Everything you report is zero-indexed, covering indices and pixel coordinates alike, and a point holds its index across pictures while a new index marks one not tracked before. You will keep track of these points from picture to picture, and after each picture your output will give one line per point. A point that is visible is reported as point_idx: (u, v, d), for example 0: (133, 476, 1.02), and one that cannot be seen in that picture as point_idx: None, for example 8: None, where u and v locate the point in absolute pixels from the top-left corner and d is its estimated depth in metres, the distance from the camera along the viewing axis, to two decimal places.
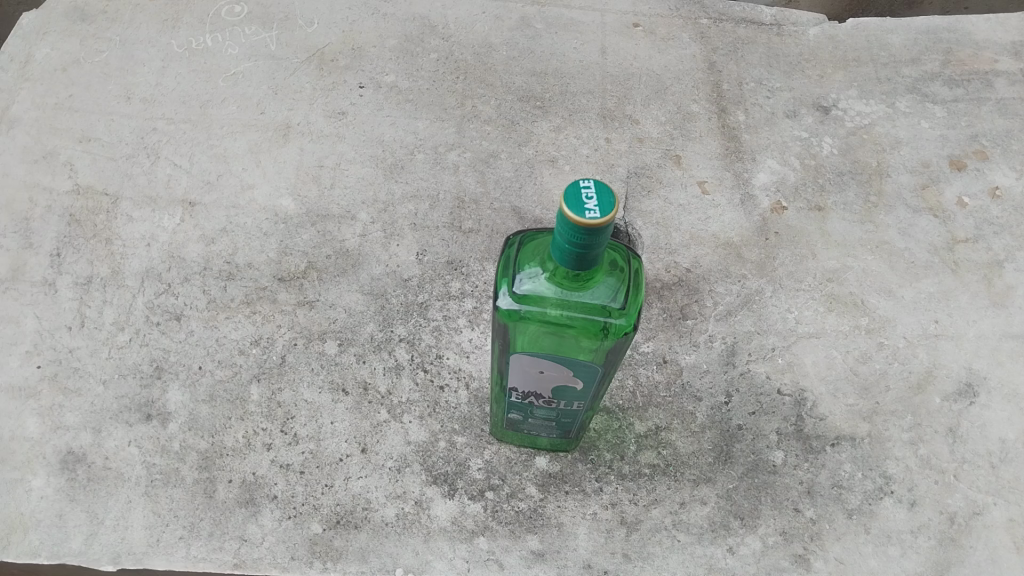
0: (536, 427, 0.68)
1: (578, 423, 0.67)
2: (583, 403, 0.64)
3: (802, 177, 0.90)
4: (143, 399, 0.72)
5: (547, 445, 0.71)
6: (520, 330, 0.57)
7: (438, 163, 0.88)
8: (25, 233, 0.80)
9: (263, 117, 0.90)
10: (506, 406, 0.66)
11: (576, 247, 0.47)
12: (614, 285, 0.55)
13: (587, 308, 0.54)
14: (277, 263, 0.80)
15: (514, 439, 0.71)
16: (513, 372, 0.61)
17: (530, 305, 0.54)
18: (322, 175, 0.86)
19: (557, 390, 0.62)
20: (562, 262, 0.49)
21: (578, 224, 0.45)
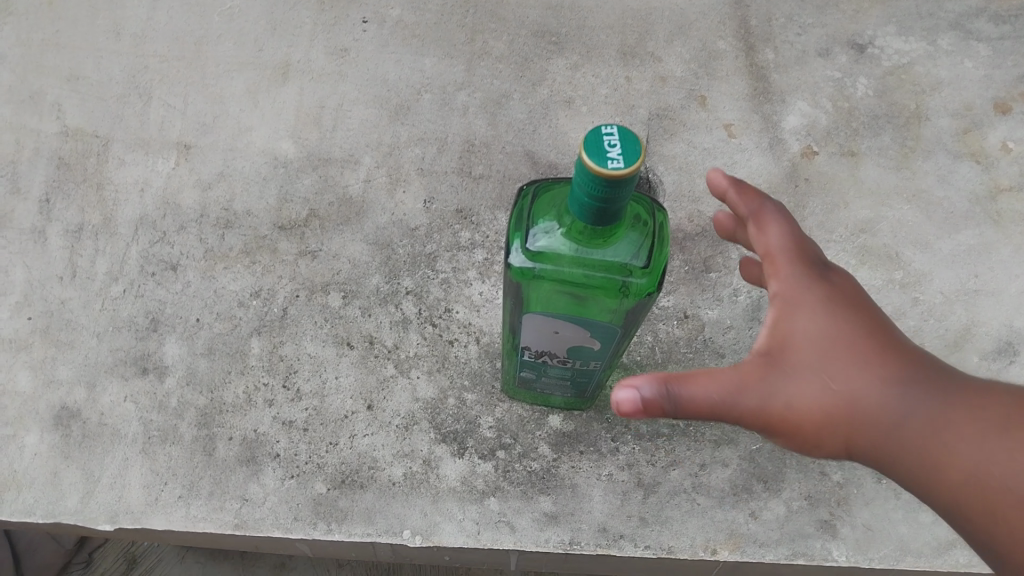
0: (549, 386, 0.65)
1: (594, 384, 0.64)
2: (599, 362, 0.60)
3: (834, 120, 0.85)
4: (139, 353, 0.69)
5: (560, 405, 0.68)
6: (534, 288, 0.54)
7: (446, 104, 0.83)
8: (13, 177, 0.77)
9: (261, 54, 0.85)
10: (518, 364, 0.63)
11: (597, 201, 0.43)
12: (638, 241, 0.51)
13: (607, 265, 0.51)
14: (276, 211, 0.76)
15: (526, 398, 0.68)
16: (526, 330, 0.58)
17: (545, 263, 0.51)
18: (324, 116, 0.82)
19: (573, 350, 0.59)
20: (580, 215, 0.46)
21: (599, 174, 0.42)
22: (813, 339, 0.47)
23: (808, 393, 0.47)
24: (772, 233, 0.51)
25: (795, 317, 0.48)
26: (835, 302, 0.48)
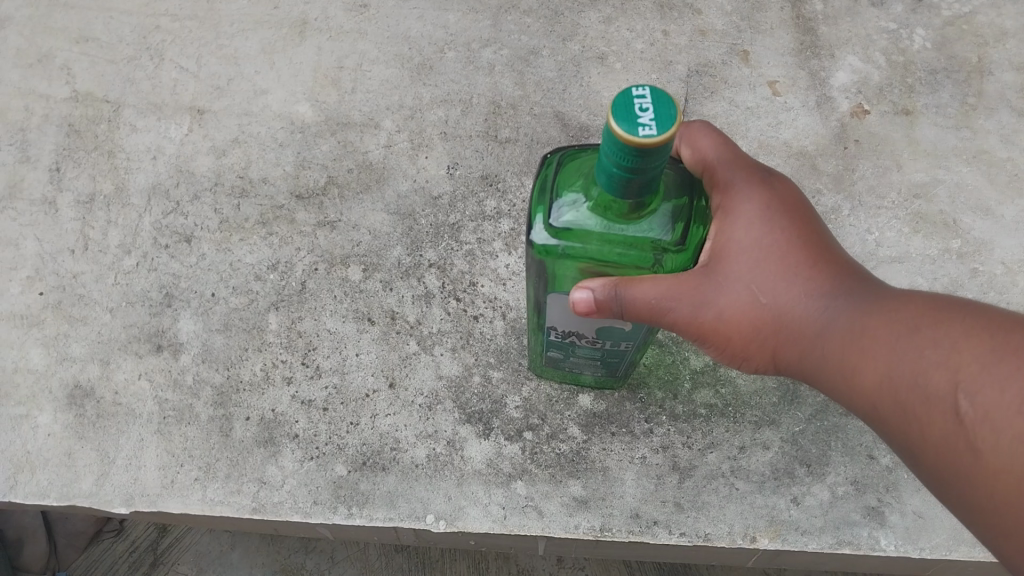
0: (578, 367, 0.62)
1: (625, 365, 0.61)
2: (631, 343, 0.57)
3: (887, 76, 0.79)
4: (153, 329, 0.68)
5: (591, 386, 0.65)
6: (561, 266, 0.51)
7: (471, 62, 0.79)
8: (23, 146, 0.74)
9: (276, 12, 0.81)
10: (545, 345, 0.60)
11: (627, 172, 0.40)
12: (669, 212, 0.48)
13: (638, 239, 0.48)
14: (294, 178, 0.73)
15: (554, 379, 0.65)
16: (554, 309, 0.55)
17: (570, 239, 0.48)
18: (342, 78, 0.78)
19: (603, 330, 0.55)
20: (608, 188, 0.42)
21: (629, 142, 0.38)
22: (749, 250, 0.52)
23: (740, 301, 0.52)
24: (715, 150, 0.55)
25: (731, 230, 0.52)
26: (770, 216, 0.52)
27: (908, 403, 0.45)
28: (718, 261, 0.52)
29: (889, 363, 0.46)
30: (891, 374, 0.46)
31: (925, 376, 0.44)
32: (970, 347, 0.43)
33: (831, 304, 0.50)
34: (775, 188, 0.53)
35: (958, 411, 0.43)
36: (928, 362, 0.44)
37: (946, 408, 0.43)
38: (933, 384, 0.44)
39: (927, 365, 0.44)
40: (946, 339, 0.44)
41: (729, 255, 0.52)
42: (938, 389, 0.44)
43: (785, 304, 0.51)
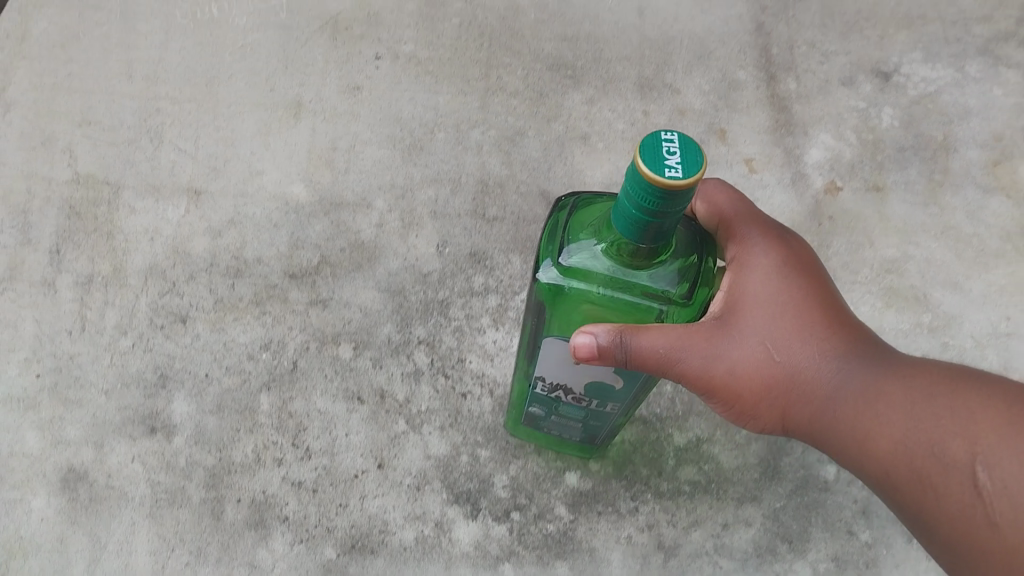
0: (560, 429, 0.64)
1: (610, 430, 0.63)
2: (617, 405, 0.59)
3: (859, 154, 0.82)
4: (147, 411, 0.69)
5: (569, 449, 0.67)
6: (562, 305, 0.51)
7: (460, 143, 0.82)
8: (23, 228, 0.76)
9: (273, 94, 0.84)
10: (529, 399, 0.61)
11: (650, 213, 0.40)
12: (679, 264, 0.48)
13: (644, 287, 0.48)
14: (287, 258, 0.75)
15: (530, 436, 0.67)
16: (546, 357, 0.55)
17: (576, 279, 0.49)
18: (336, 159, 0.80)
19: (591, 389, 0.57)
20: (627, 228, 0.43)
21: (659, 176, 0.38)
22: (763, 304, 0.55)
23: (754, 356, 0.54)
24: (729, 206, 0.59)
25: (747, 286, 0.55)
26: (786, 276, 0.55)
27: (923, 466, 0.49)
28: (732, 314, 0.55)
29: (907, 426, 0.50)
30: (908, 438, 0.50)
31: (943, 440, 0.49)
32: (985, 417, 0.48)
33: (842, 363, 0.54)
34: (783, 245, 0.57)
35: (976, 482, 0.47)
36: (949, 428, 0.49)
37: (964, 476, 0.47)
38: (950, 448, 0.48)
39: (944, 430, 0.49)
40: (962, 409, 0.49)
41: (744, 311, 0.55)
42: (956, 457, 0.48)
43: (797, 362, 0.54)
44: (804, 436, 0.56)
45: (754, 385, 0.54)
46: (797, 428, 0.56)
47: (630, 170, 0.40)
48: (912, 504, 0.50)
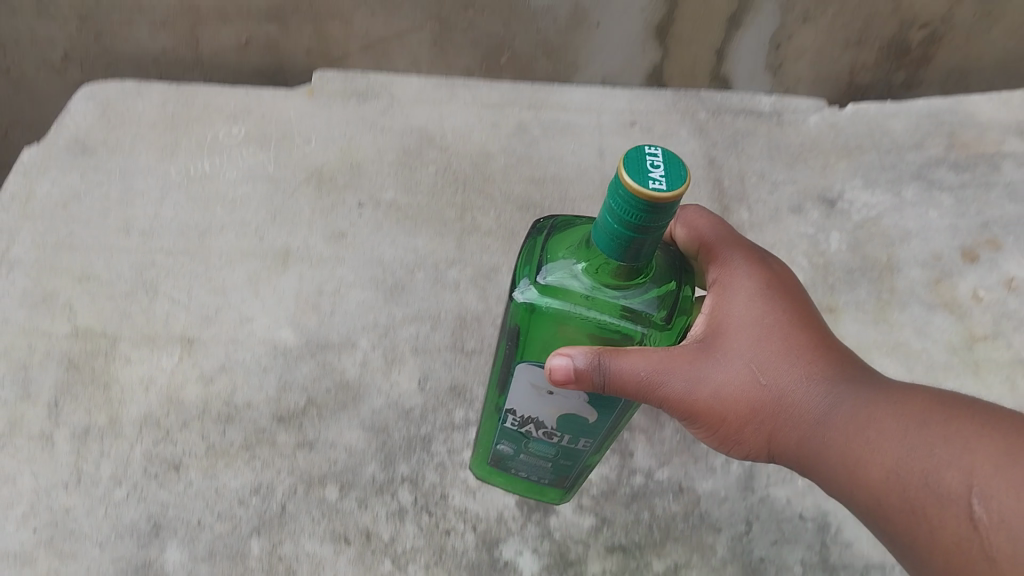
0: (528, 470, 0.70)
1: (577, 470, 0.68)
2: (587, 441, 0.63)
3: (811, 278, 0.88)
4: (140, 561, 0.71)
5: (540, 492, 0.74)
6: (538, 324, 0.55)
7: (438, 281, 0.88)
8: (24, 383, 0.79)
9: (262, 244, 0.89)
10: (498, 437, 0.66)
11: (636, 224, 0.44)
12: (655, 286, 0.53)
13: (622, 306, 0.52)
14: (276, 401, 0.79)
15: (502, 480, 0.74)
16: (517, 385, 0.59)
17: (556, 295, 0.52)
18: (321, 302, 0.85)
19: (561, 421, 0.61)
20: (612, 242, 0.46)
21: (640, 193, 0.42)
22: (746, 331, 0.61)
23: (740, 379, 0.59)
24: (718, 237, 0.66)
25: (733, 314, 0.62)
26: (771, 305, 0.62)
27: (906, 491, 0.52)
28: (716, 340, 0.60)
29: (887, 451, 0.54)
30: (888, 463, 0.53)
31: (924, 464, 0.52)
32: (978, 446, 0.50)
33: (823, 388, 0.59)
34: (763, 276, 0.64)
35: (972, 515, 0.48)
36: (928, 451, 0.52)
37: (957, 504, 0.49)
38: (934, 475, 0.51)
39: (925, 454, 0.52)
40: (959, 438, 0.51)
41: (731, 338, 0.60)
42: (951, 488, 0.50)
43: (785, 386, 0.59)
44: (791, 459, 0.61)
45: (738, 407, 0.59)
46: (784, 450, 0.60)
47: (615, 184, 0.44)
48: (895, 528, 0.53)
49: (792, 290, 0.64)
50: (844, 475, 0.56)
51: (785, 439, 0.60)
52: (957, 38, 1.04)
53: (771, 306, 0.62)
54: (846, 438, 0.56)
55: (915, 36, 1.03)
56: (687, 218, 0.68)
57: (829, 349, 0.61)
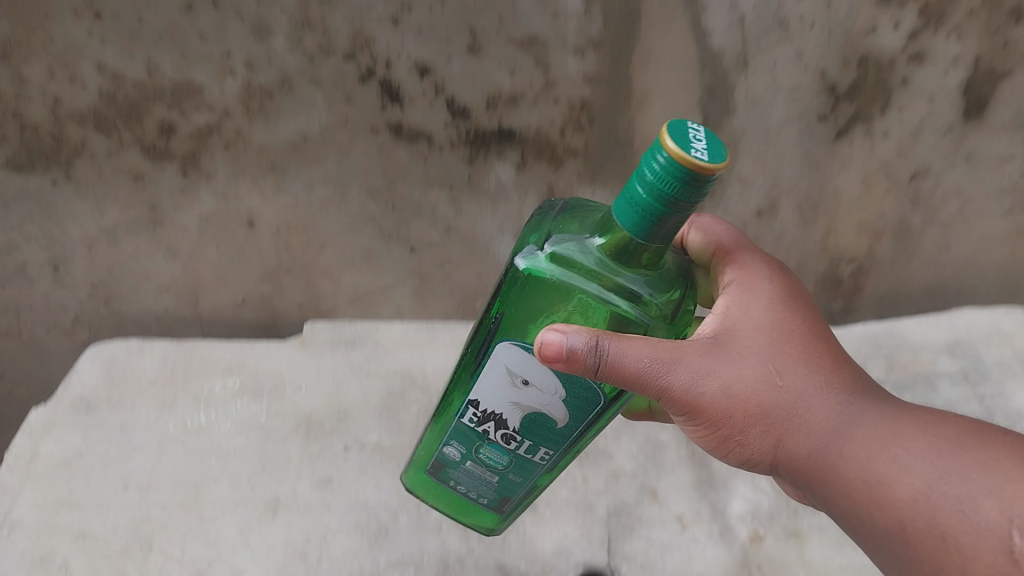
0: (471, 481, 0.81)
1: (523, 485, 0.80)
2: (546, 451, 0.74)
3: (774, 502, 0.98)
4: None
5: (473, 510, 0.87)
6: (534, 296, 0.64)
7: (421, 522, 0.93)
8: None
9: (253, 493, 0.94)
10: (449, 437, 0.77)
11: (678, 196, 0.53)
12: (651, 275, 0.63)
13: (623, 285, 0.62)
14: None
15: (434, 489, 0.88)
16: (493, 369, 0.68)
17: (564, 266, 0.61)
18: (309, 551, 0.89)
19: (524, 427, 0.72)
20: (647, 213, 0.55)
21: (683, 158, 0.51)
22: (761, 339, 0.69)
23: (756, 380, 0.67)
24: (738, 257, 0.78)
25: (751, 326, 0.70)
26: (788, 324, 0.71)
27: (929, 510, 0.59)
28: (730, 342, 0.69)
29: (906, 468, 0.61)
30: (908, 483, 0.61)
31: (944, 480, 0.59)
32: (1004, 476, 0.58)
33: (834, 401, 0.67)
34: (772, 288, 0.74)
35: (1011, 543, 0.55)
36: (949, 468, 0.60)
37: (989, 527, 0.56)
38: (960, 495, 0.58)
39: (943, 470, 0.60)
40: (985, 467, 0.59)
41: (750, 344, 0.69)
42: (990, 519, 0.56)
43: (799, 393, 0.67)
44: (795, 465, 0.67)
45: (748, 404, 0.66)
46: (787, 456, 0.68)
47: (656, 158, 0.53)
48: (909, 540, 0.60)
49: (800, 302, 0.74)
50: (860, 484, 0.63)
51: (793, 444, 0.67)
52: (882, 267, 1.16)
53: (782, 318, 0.71)
54: (865, 450, 0.64)
55: (845, 268, 1.16)
56: (706, 231, 0.81)
57: (844, 375, 0.69)
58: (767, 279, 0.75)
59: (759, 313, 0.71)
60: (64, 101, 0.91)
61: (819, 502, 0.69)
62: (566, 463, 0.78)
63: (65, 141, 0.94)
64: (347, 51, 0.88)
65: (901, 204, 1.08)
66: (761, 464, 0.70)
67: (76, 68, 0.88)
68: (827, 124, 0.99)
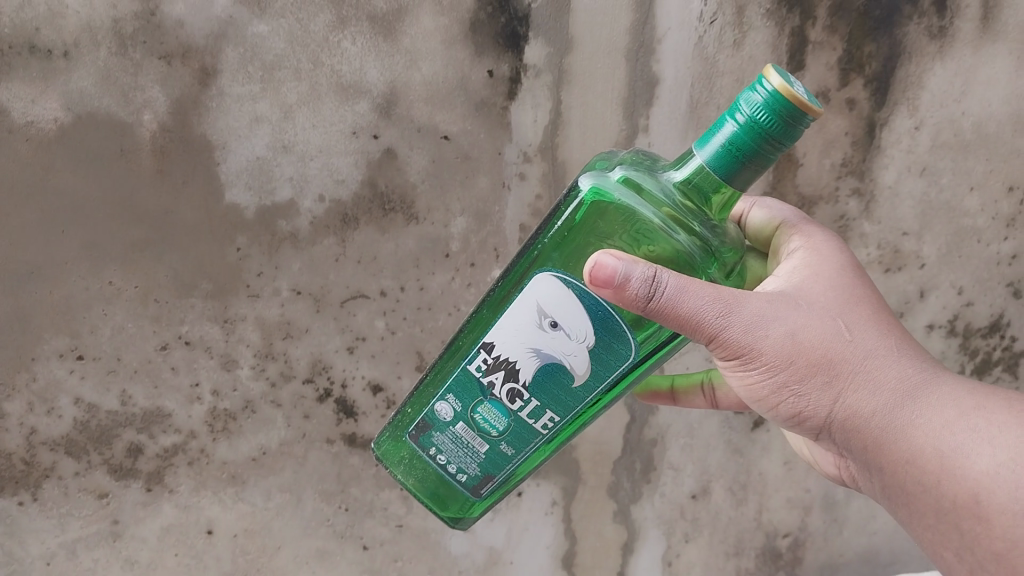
0: (453, 453, 0.66)
1: (512, 463, 0.66)
2: (555, 419, 0.62)
3: None
4: None
5: (439, 499, 0.71)
6: (590, 223, 0.55)
7: None
8: None
9: None
10: (446, 389, 0.64)
11: (773, 135, 0.48)
12: (720, 223, 0.55)
13: (691, 226, 0.54)
14: None
15: (401, 471, 0.71)
16: (523, 303, 0.58)
17: (632, 191, 0.54)
18: None
19: (537, 379, 0.60)
20: (736, 148, 0.49)
21: (792, 95, 0.46)
22: (829, 291, 0.60)
23: (821, 331, 0.58)
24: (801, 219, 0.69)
25: (815, 279, 0.61)
26: (855, 283, 0.62)
27: (1010, 485, 0.53)
28: (795, 291, 0.60)
29: (986, 441, 0.54)
30: (985, 456, 0.54)
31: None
32: None
33: (910, 360, 0.58)
34: (845, 248, 0.65)
35: None
36: None
37: None
38: None
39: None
40: None
41: (814, 295, 0.60)
42: None
43: (868, 350, 0.58)
44: (852, 430, 0.58)
45: (813, 355, 0.57)
46: (838, 426, 0.58)
47: (756, 91, 0.48)
48: (982, 513, 0.54)
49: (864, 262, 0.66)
50: (931, 453, 0.55)
51: (858, 403, 0.57)
52: (818, 540, 1.05)
53: (849, 274, 0.63)
54: (941, 418, 0.56)
55: (781, 542, 1.05)
56: (770, 207, 0.72)
57: (915, 340, 0.61)
58: (832, 237, 0.67)
59: (824, 268, 0.63)
60: (38, 430, 0.96)
61: (865, 470, 0.60)
62: (566, 437, 0.66)
63: (35, 464, 0.97)
64: (307, 375, 0.96)
65: (822, 481, 1.04)
66: (811, 423, 0.60)
67: (56, 401, 0.95)
68: (744, 417, 1.02)
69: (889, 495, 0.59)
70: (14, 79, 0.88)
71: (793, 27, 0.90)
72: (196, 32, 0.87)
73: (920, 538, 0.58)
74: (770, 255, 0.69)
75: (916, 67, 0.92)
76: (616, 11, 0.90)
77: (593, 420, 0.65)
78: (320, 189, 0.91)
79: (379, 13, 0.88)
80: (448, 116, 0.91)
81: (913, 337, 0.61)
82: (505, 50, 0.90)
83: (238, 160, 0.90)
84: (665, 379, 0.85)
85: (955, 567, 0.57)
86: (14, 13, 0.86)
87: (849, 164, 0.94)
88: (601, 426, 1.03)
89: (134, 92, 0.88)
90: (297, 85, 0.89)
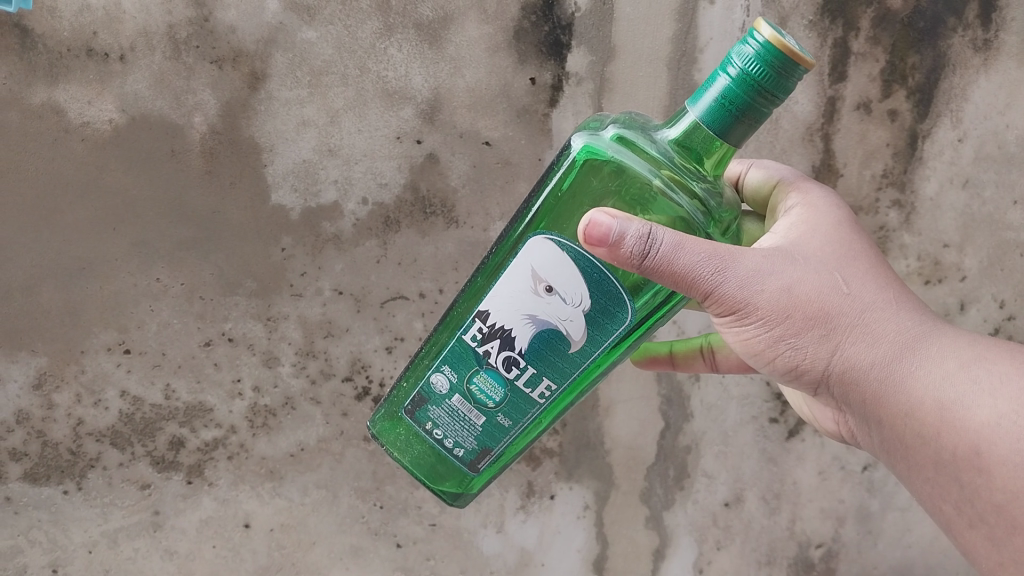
0: (450, 428, 0.67)
1: (509, 435, 0.66)
2: (550, 387, 0.63)
3: None
4: None
5: (436, 476, 0.71)
6: (583, 183, 0.56)
7: None
8: None
9: None
10: (442, 360, 0.65)
11: (765, 87, 0.48)
12: (714, 181, 0.57)
13: (689, 187, 0.55)
14: None
15: (397, 448, 0.71)
16: (517, 269, 0.59)
17: (625, 149, 0.55)
18: None
19: (532, 346, 0.60)
20: (728, 101, 0.50)
21: (784, 44, 0.46)
22: (824, 249, 0.61)
23: (818, 287, 0.58)
24: (797, 181, 0.69)
25: (808, 237, 0.62)
26: (850, 240, 0.63)
27: (1009, 436, 0.54)
28: (790, 246, 0.60)
29: (986, 392, 0.55)
30: (986, 408, 0.55)
31: None
32: None
33: (908, 314, 0.59)
34: (838, 206, 0.66)
35: None
36: None
37: None
38: None
39: None
40: None
41: (809, 252, 0.60)
42: None
43: (866, 306, 0.58)
44: (850, 383, 0.59)
45: (810, 309, 0.58)
46: (835, 379, 0.59)
47: (747, 43, 0.48)
48: (981, 464, 0.55)
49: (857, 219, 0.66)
50: (931, 404, 0.56)
51: (856, 356, 0.58)
52: (852, 553, 1.04)
53: (843, 230, 0.63)
54: (940, 370, 0.57)
55: (814, 552, 1.05)
56: (766, 167, 0.73)
57: (912, 295, 0.61)
58: (826, 196, 0.67)
59: (819, 225, 0.63)
60: (85, 420, 0.98)
61: (864, 424, 0.61)
62: (561, 407, 0.66)
63: (81, 454, 0.99)
64: (346, 374, 0.98)
65: (857, 491, 1.03)
66: (809, 377, 0.60)
67: (102, 393, 0.98)
68: (779, 426, 1.02)
69: (888, 447, 0.60)
70: (71, 81, 0.91)
71: (836, 39, 0.90)
72: (247, 37, 0.90)
73: (920, 491, 0.60)
74: (768, 216, 0.70)
75: (960, 79, 0.91)
76: (658, 21, 0.91)
77: (588, 388, 0.66)
78: (363, 192, 0.93)
79: (425, 21, 0.90)
80: (490, 123, 0.92)
81: (910, 292, 0.61)
82: (549, 58, 0.91)
83: (285, 162, 0.92)
84: (663, 347, 0.86)
85: (954, 520, 0.58)
86: (73, 17, 0.89)
87: (890, 176, 0.93)
88: (635, 432, 1.03)
89: (186, 95, 0.91)
90: (344, 91, 0.91)
